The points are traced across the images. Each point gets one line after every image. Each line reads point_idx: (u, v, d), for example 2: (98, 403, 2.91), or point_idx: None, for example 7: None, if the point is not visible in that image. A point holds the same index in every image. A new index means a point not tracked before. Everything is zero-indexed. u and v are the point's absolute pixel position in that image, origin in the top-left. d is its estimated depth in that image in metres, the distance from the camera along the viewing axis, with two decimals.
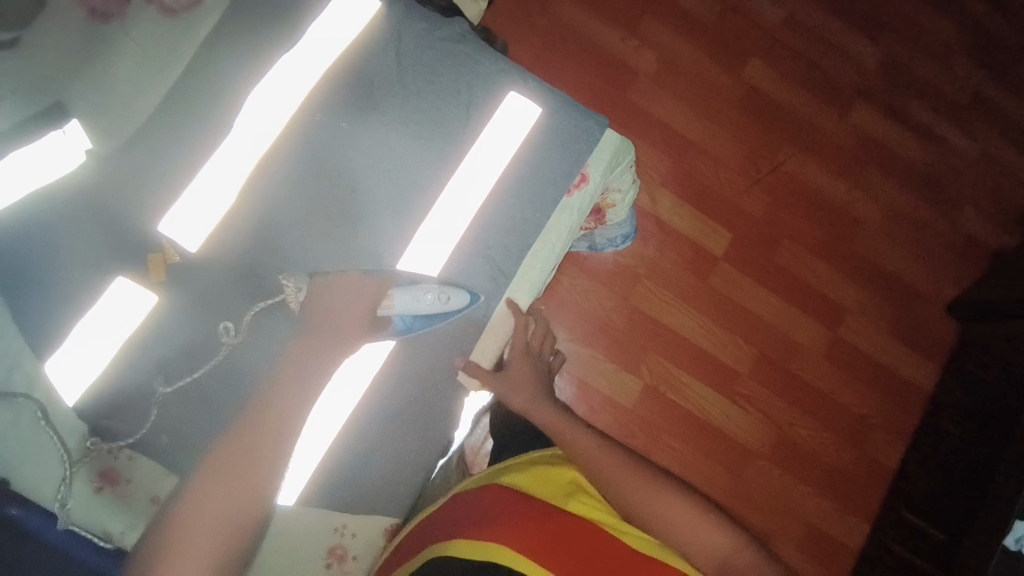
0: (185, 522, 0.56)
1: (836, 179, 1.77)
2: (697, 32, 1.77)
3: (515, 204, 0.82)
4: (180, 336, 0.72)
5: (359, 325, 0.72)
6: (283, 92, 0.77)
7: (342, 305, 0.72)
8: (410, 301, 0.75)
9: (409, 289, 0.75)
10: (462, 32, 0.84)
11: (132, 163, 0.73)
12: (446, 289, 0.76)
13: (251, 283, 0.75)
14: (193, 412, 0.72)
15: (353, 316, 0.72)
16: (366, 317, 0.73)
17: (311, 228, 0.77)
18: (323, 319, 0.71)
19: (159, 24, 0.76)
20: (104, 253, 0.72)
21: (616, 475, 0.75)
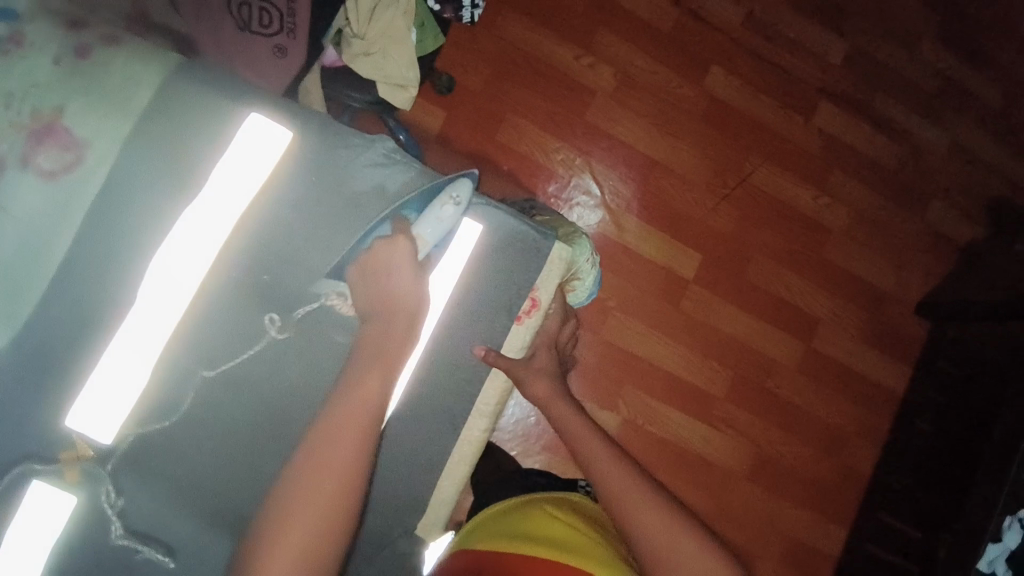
0: (269, 546, 0.56)
1: (805, 188, 1.64)
2: (654, 40, 1.57)
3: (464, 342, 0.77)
4: (206, 349, 0.71)
5: (415, 283, 0.68)
6: (192, 249, 0.69)
7: (390, 277, 0.68)
8: (435, 235, 0.72)
9: (425, 217, 0.72)
10: (387, 151, 0.77)
11: (31, 352, 0.68)
12: (452, 188, 0.72)
13: (268, 296, 0.72)
14: (210, 451, 0.71)
15: (401, 277, 0.68)
16: (416, 266, 0.69)
17: (327, 237, 0.73)
18: (378, 300, 0.68)
19: (41, 193, 0.66)
20: (8, 459, 0.66)
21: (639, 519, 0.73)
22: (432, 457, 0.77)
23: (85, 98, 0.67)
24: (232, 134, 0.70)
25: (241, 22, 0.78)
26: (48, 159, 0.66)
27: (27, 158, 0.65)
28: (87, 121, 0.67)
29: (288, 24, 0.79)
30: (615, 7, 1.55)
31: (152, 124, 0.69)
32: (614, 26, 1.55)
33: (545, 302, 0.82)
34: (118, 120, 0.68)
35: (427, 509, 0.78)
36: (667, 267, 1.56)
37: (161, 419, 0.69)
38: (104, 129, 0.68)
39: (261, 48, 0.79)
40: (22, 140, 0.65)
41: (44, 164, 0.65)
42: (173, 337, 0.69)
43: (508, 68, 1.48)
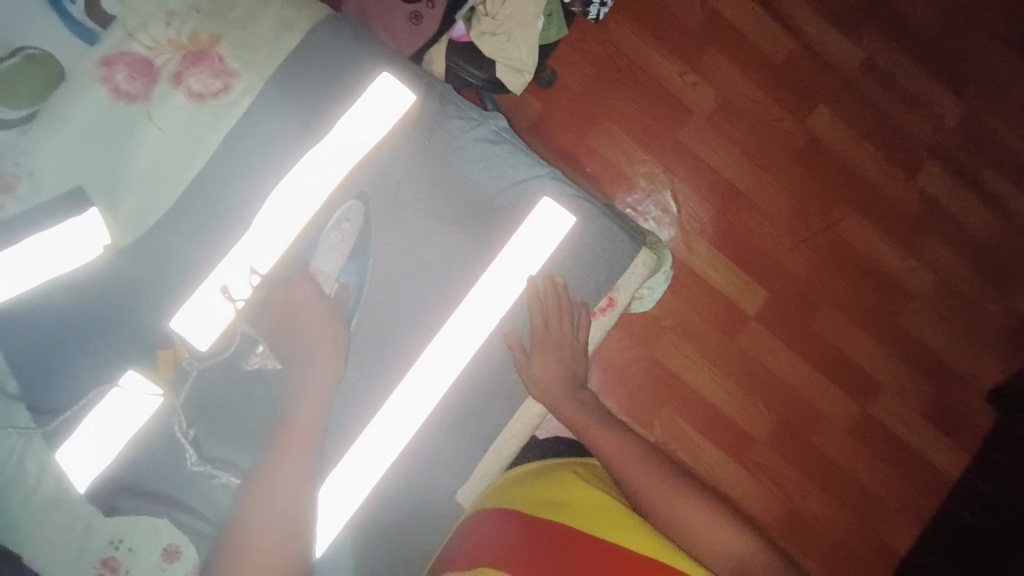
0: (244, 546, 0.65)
1: (891, 247, 1.57)
2: (763, 68, 1.53)
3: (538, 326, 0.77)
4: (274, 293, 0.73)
5: (328, 334, 0.73)
6: (309, 186, 0.73)
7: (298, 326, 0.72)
8: (337, 264, 0.75)
9: (320, 250, 0.74)
10: (498, 129, 0.80)
11: (151, 253, 0.74)
12: (336, 216, 0.74)
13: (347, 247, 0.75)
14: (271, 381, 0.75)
15: (305, 330, 0.72)
16: (324, 303, 0.73)
17: (403, 213, 0.76)
18: (285, 333, 0.73)
19: (188, 112, 0.73)
20: (120, 345, 0.73)
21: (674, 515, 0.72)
22: (483, 426, 0.79)
23: (240, 31, 0.74)
24: (365, 87, 0.75)
25: None
26: (198, 82, 0.73)
27: (181, 77, 0.73)
28: (239, 53, 0.73)
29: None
30: (729, 29, 1.53)
31: (297, 69, 0.74)
32: (725, 48, 1.53)
33: (623, 301, 0.82)
34: (266, 58, 0.74)
35: (470, 476, 0.80)
36: (728, 298, 1.53)
37: (224, 344, 0.73)
38: (253, 63, 0.74)
39: (397, 13, 0.84)
40: (178, 60, 0.73)
41: (195, 85, 0.73)
42: (276, 265, 0.74)
43: (610, 73, 1.48)
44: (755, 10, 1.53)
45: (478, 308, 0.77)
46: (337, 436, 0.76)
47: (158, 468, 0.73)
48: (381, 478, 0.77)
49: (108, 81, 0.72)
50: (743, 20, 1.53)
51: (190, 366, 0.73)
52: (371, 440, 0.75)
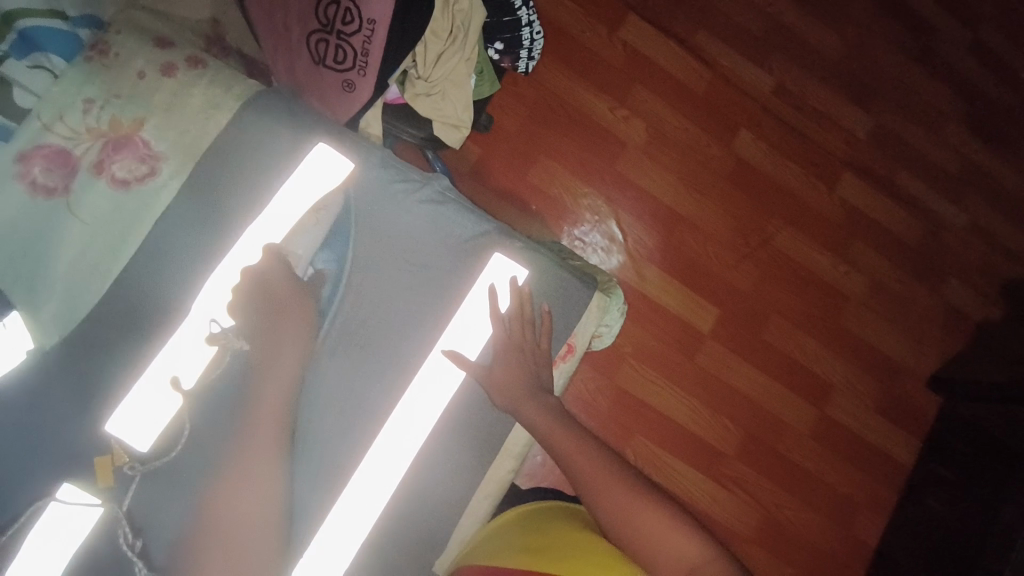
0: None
1: (824, 253, 1.66)
2: (686, 99, 1.62)
3: (502, 384, 0.75)
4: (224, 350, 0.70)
5: (301, 323, 0.71)
6: (251, 262, 0.71)
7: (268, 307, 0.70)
8: (313, 247, 0.74)
9: (295, 232, 0.73)
10: (442, 189, 0.80)
11: (82, 352, 0.69)
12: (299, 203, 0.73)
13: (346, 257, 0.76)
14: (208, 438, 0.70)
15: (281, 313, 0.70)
16: (298, 290, 0.71)
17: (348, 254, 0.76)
18: (262, 331, 0.69)
19: (113, 198, 0.70)
20: (53, 455, 0.68)
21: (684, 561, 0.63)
22: (457, 487, 0.77)
23: (165, 114, 0.72)
24: (301, 159, 0.74)
25: (316, 57, 0.83)
26: (122, 168, 0.70)
27: (103, 165, 0.70)
28: (166, 135, 0.72)
29: (361, 62, 0.81)
30: (652, 66, 1.61)
31: (230, 147, 0.73)
32: (650, 83, 1.61)
33: (580, 346, 0.83)
34: (197, 138, 0.73)
35: (445, 543, 0.77)
36: (682, 319, 1.57)
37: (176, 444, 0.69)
38: (181, 145, 0.72)
39: (331, 81, 0.83)
40: (99, 148, 0.70)
41: (119, 172, 0.70)
42: (221, 349, 0.70)
43: (546, 114, 1.53)
44: (673, 46, 1.63)
45: (437, 371, 0.76)
46: (304, 525, 0.71)
47: None
48: (352, 560, 0.73)
49: (24, 176, 0.68)
50: (663, 57, 1.62)
51: (134, 472, 0.68)
52: (340, 520, 0.72)
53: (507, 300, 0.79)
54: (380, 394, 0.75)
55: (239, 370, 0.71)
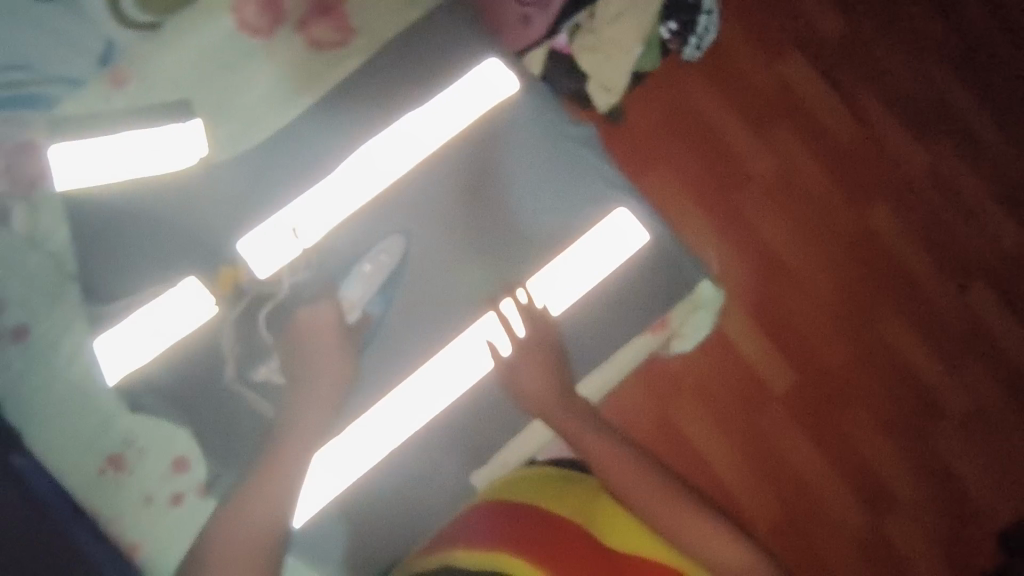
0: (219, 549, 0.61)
1: (930, 355, 1.49)
2: (829, 151, 1.55)
3: (524, 379, 0.73)
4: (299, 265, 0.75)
5: (342, 350, 0.70)
6: (404, 145, 0.77)
7: (303, 334, 0.70)
8: (365, 292, 0.75)
9: (357, 279, 0.75)
10: (589, 135, 0.82)
11: (235, 175, 0.76)
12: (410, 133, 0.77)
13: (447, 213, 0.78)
14: (240, 361, 0.73)
15: (310, 324, 0.70)
16: (342, 329, 0.71)
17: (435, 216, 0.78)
18: (300, 355, 0.70)
19: (304, 54, 0.77)
20: (185, 252, 0.75)
21: (713, 549, 0.62)
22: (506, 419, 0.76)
23: None
24: (471, 69, 0.80)
25: None
26: (319, 32, 0.77)
27: (304, 24, 0.77)
28: (364, 14, 0.78)
29: (545, 1, 0.84)
30: (802, 109, 1.56)
31: (413, 42, 0.79)
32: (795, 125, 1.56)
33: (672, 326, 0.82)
34: (388, 25, 0.79)
35: (487, 464, 0.77)
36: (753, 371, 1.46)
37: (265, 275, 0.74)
38: (374, 26, 0.79)
39: (509, 13, 0.85)
40: (306, 8, 0.76)
41: (316, 34, 0.77)
42: (357, 208, 0.76)
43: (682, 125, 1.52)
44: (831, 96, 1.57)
45: (465, 354, 0.76)
46: (372, 390, 0.75)
47: (189, 377, 0.72)
48: (400, 443, 0.75)
49: (236, 12, 0.75)
50: (816, 101, 1.56)
51: (247, 289, 0.74)
52: (400, 400, 0.75)
53: (524, 327, 0.76)
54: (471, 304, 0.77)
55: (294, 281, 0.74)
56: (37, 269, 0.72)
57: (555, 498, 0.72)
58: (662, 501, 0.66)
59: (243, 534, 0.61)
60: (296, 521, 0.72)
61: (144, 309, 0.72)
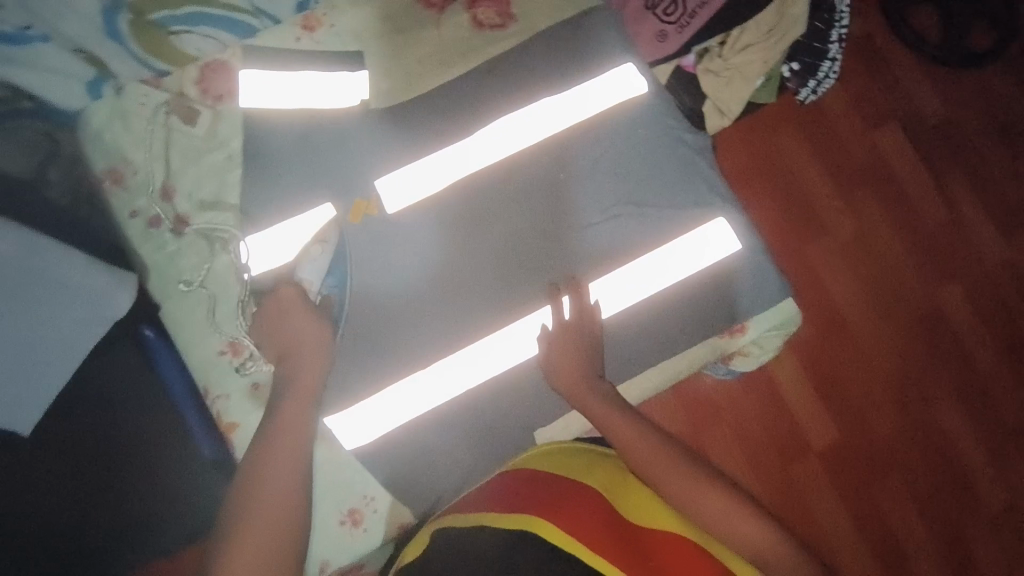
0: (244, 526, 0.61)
1: (980, 449, 1.38)
2: (907, 217, 1.47)
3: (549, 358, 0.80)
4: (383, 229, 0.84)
5: (316, 325, 0.76)
6: (534, 124, 0.86)
7: (277, 323, 0.76)
8: (319, 273, 0.81)
9: (304, 263, 0.80)
10: (703, 146, 0.88)
11: (386, 122, 0.85)
12: (516, 122, 0.86)
13: (525, 198, 0.85)
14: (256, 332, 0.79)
15: (279, 314, 0.77)
16: (312, 308, 0.77)
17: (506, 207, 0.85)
18: (276, 336, 0.77)
19: (466, 29, 0.87)
20: (330, 180, 0.84)
21: (729, 525, 0.67)
22: (577, 395, 0.79)
23: None
24: (608, 68, 0.87)
25: (649, 4, 0.92)
26: (484, 15, 0.87)
27: (474, 6, 0.87)
28: (525, 5, 0.88)
29: (683, 21, 0.91)
30: (888, 170, 1.48)
31: (563, 36, 0.88)
32: (881, 182, 1.48)
33: (747, 335, 0.88)
34: (543, 18, 0.88)
35: (550, 422, 0.85)
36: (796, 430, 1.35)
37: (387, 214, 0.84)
38: (532, 17, 0.88)
39: (649, 27, 0.92)
40: None
41: (481, 16, 0.87)
42: (479, 171, 0.85)
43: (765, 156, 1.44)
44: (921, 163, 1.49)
45: (520, 336, 0.84)
46: (463, 333, 0.83)
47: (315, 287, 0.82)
48: (477, 386, 0.83)
49: None
50: (902, 166, 1.49)
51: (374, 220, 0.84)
52: (482, 348, 0.83)
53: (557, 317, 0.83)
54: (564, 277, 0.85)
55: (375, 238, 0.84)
56: (205, 171, 0.83)
57: (589, 473, 0.74)
58: (684, 480, 0.71)
59: (267, 498, 0.63)
60: (349, 444, 0.81)
61: (288, 222, 0.82)
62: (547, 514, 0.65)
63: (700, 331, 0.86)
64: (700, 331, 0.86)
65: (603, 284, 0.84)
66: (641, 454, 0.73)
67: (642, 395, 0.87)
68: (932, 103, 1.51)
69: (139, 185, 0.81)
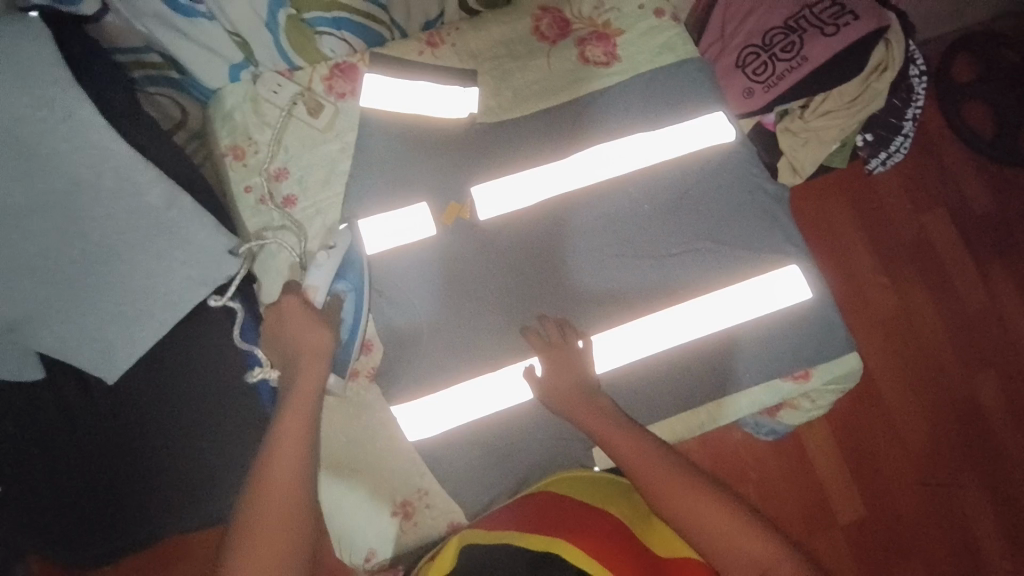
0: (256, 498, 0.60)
1: (1009, 548, 1.32)
2: (958, 297, 1.42)
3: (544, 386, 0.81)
4: (465, 238, 0.88)
5: (314, 328, 0.74)
6: (625, 155, 0.90)
7: (284, 336, 0.74)
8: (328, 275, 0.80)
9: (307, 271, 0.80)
10: (781, 197, 0.93)
11: (488, 136, 0.91)
12: (607, 151, 0.90)
13: (601, 224, 0.89)
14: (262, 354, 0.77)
15: (286, 324, 0.75)
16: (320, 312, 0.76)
17: (579, 233, 0.89)
18: (281, 351, 0.74)
19: (573, 63, 0.94)
20: (431, 182, 0.89)
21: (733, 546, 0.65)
22: (603, 421, 0.77)
23: (637, 37, 0.94)
24: (700, 114, 0.93)
25: (740, 63, 0.99)
26: (592, 52, 0.94)
27: (583, 43, 0.94)
28: (630, 49, 0.94)
29: (772, 82, 0.97)
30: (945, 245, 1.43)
31: (662, 80, 0.94)
32: (935, 256, 1.42)
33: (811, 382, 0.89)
34: (644, 63, 0.94)
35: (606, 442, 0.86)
36: (821, 511, 1.30)
37: (477, 221, 0.88)
38: (635, 60, 0.94)
39: (738, 83, 0.99)
40: (588, 33, 0.94)
41: (589, 53, 0.94)
42: (564, 195, 0.90)
43: (820, 216, 1.41)
44: (977, 243, 1.44)
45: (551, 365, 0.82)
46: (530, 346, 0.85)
47: (403, 279, 0.86)
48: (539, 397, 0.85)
49: (536, 20, 0.93)
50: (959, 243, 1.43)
51: (464, 224, 0.88)
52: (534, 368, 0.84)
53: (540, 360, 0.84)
54: (636, 304, 0.88)
55: (457, 242, 0.88)
56: (316, 159, 0.88)
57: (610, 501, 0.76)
58: (693, 501, 0.68)
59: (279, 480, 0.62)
60: (412, 436, 0.83)
61: (384, 214, 0.87)
62: (566, 536, 0.65)
63: (763, 373, 0.88)
64: (763, 372, 0.88)
65: (605, 339, 0.86)
66: (653, 477, 0.71)
67: (702, 425, 0.88)
68: (996, 182, 1.46)
69: (256, 163, 0.87)
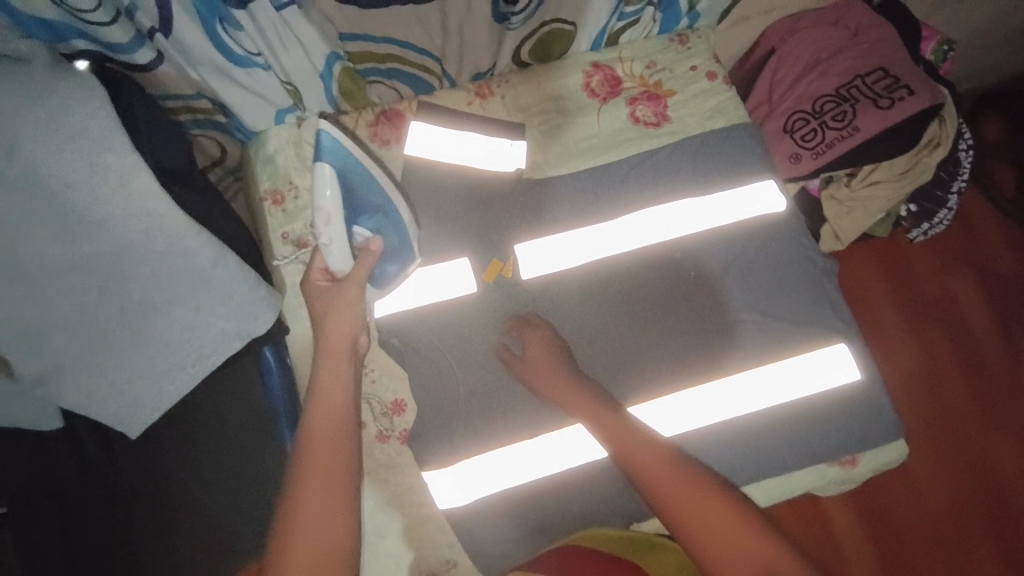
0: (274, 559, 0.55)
1: None
2: (998, 370, 1.32)
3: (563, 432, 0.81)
4: (507, 295, 0.85)
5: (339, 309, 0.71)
6: (672, 220, 0.88)
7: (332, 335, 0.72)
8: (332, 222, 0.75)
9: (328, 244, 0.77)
10: (830, 270, 0.91)
11: (534, 192, 0.89)
12: (654, 216, 0.88)
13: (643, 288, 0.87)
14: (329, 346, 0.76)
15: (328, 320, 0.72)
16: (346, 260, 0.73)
17: (622, 296, 0.87)
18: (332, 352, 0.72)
19: (622, 121, 0.92)
20: (475, 238, 0.87)
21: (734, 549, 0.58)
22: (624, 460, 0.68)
23: (688, 98, 0.93)
24: (751, 181, 0.91)
25: (788, 127, 0.98)
26: (643, 112, 0.92)
27: (633, 102, 0.92)
28: (681, 111, 0.93)
29: (821, 149, 0.96)
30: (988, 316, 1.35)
31: (713, 142, 0.92)
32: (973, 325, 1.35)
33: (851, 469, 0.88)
34: (694, 125, 0.92)
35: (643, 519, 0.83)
36: None
37: (523, 281, 0.86)
38: (686, 122, 0.93)
39: (786, 148, 0.98)
40: (639, 92, 0.93)
41: (640, 113, 0.92)
42: (615, 255, 0.87)
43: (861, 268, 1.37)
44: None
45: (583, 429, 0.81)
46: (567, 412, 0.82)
47: (442, 337, 0.84)
48: (573, 468, 0.81)
49: (588, 77, 0.92)
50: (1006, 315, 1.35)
51: (507, 283, 0.86)
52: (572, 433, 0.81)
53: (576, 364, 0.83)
54: (674, 373, 0.85)
55: (499, 299, 0.85)
56: None
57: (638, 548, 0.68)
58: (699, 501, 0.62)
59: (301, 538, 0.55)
60: (444, 504, 0.80)
61: (428, 270, 0.85)
62: None
63: (809, 454, 0.85)
64: (809, 453, 0.85)
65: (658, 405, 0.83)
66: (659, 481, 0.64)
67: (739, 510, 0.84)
68: None
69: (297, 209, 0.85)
